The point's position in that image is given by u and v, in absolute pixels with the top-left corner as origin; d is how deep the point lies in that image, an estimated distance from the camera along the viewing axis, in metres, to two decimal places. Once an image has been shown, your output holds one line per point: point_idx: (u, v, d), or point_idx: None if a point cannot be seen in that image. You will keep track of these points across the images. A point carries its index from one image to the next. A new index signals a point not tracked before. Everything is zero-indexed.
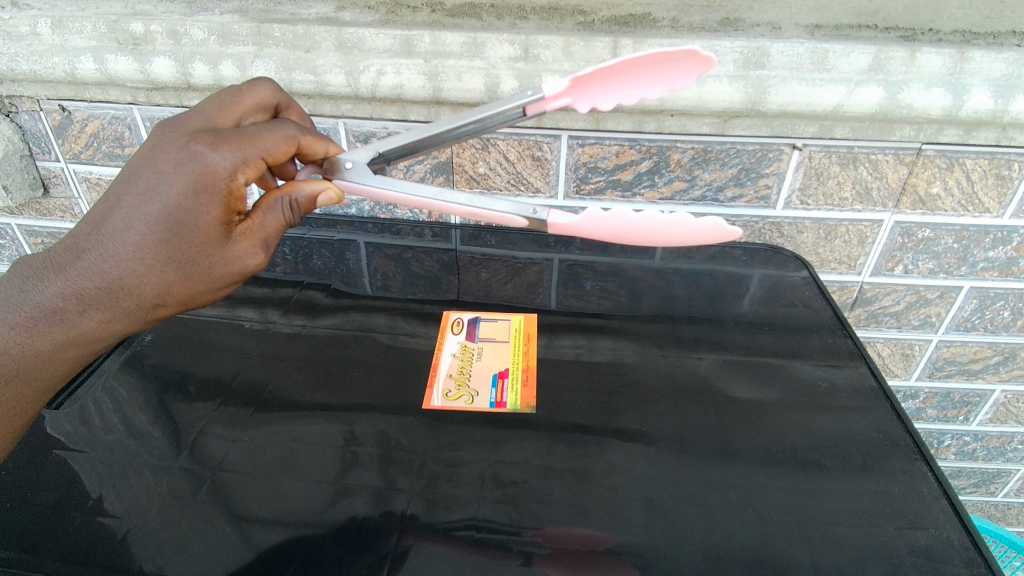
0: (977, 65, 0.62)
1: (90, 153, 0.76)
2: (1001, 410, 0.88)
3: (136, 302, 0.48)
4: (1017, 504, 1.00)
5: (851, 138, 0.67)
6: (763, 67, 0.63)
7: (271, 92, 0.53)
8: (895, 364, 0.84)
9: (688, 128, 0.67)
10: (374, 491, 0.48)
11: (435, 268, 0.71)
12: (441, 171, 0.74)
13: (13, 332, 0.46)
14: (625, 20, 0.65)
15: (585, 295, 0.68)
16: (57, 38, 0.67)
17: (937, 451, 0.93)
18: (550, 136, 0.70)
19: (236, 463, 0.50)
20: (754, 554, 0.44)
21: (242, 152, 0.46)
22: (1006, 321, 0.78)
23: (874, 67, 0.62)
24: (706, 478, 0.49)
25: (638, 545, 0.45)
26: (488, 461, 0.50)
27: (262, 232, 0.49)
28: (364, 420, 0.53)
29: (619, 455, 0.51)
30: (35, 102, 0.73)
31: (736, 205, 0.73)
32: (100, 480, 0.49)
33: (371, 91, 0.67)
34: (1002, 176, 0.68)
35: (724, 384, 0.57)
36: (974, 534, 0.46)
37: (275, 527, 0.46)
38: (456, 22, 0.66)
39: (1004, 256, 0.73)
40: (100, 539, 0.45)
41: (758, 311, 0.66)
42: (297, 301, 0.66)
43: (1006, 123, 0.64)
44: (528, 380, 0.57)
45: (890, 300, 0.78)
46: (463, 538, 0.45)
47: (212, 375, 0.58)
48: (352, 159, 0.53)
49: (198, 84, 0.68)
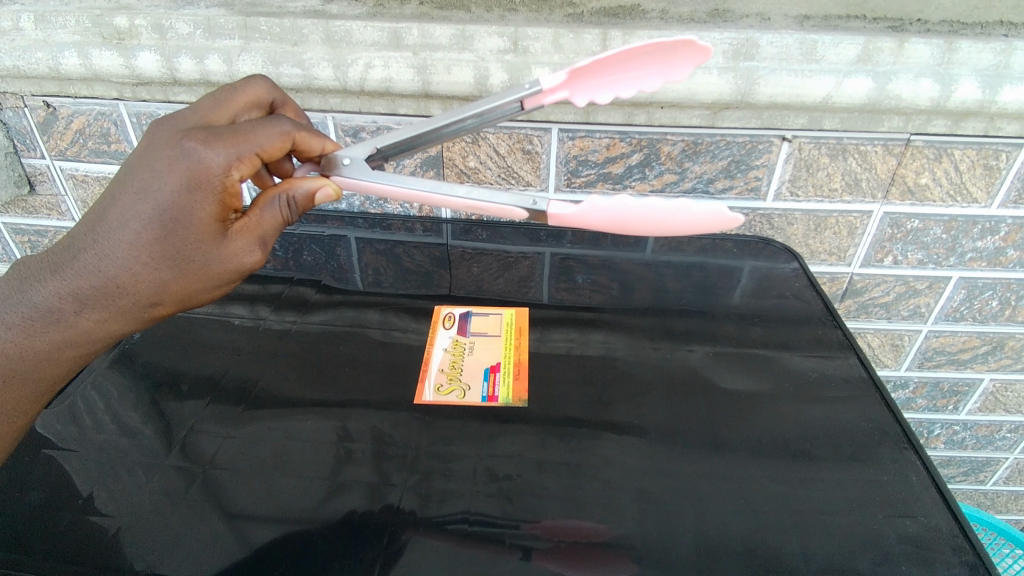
0: (965, 55, 0.62)
1: (76, 150, 0.75)
2: (990, 399, 0.88)
3: (133, 301, 0.47)
4: (1006, 492, 1.01)
5: (840, 130, 0.67)
6: (753, 58, 0.63)
7: (265, 89, 0.53)
8: (885, 355, 0.84)
9: (679, 120, 0.67)
10: (368, 486, 0.48)
11: (427, 263, 0.71)
12: (430, 165, 0.74)
13: (11, 334, 0.46)
14: (615, 11, 0.65)
15: (577, 289, 0.68)
16: (40, 33, 0.66)
17: (926, 441, 0.94)
18: (540, 129, 0.70)
19: (229, 460, 0.50)
20: (745, 544, 0.45)
21: (236, 148, 0.45)
22: (994, 311, 0.79)
23: (863, 58, 0.62)
24: (698, 469, 0.49)
25: (631, 537, 0.45)
26: (481, 456, 0.50)
27: (259, 230, 0.48)
28: (357, 416, 0.53)
29: (613, 448, 0.51)
30: (19, 98, 0.72)
31: (726, 197, 0.73)
32: (92, 479, 0.49)
33: (359, 84, 0.66)
34: (990, 166, 0.68)
35: (715, 375, 0.57)
36: (963, 521, 0.46)
37: (269, 523, 0.46)
38: (444, 14, 0.65)
39: (992, 246, 0.73)
40: (92, 539, 0.45)
41: (749, 303, 0.66)
42: (288, 298, 0.66)
43: (994, 113, 0.64)
44: (519, 373, 0.57)
45: (880, 291, 0.78)
46: (460, 531, 0.45)
47: (204, 373, 0.57)
48: (350, 155, 0.52)
49: (185, 79, 0.67)
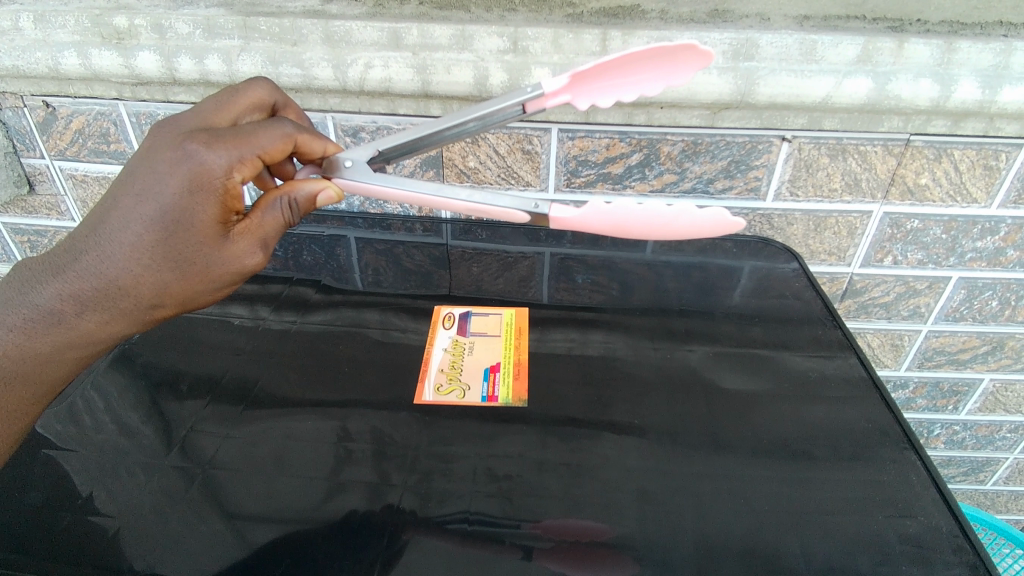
0: (965, 55, 0.62)
1: (75, 149, 0.75)
2: (990, 399, 0.88)
3: (134, 303, 0.47)
4: (1006, 492, 1.01)
5: (839, 130, 0.67)
6: (752, 58, 0.63)
7: (267, 91, 0.53)
8: (885, 355, 0.84)
9: (679, 120, 0.67)
10: (368, 486, 0.48)
11: (427, 263, 0.71)
12: (430, 165, 0.74)
13: (12, 335, 0.46)
14: (615, 11, 0.64)
15: (577, 289, 0.68)
16: (39, 32, 0.66)
17: (926, 441, 0.94)
18: (540, 129, 0.70)
19: (230, 460, 0.50)
20: (745, 544, 0.45)
21: (237, 150, 0.45)
22: (994, 311, 0.79)
23: (862, 58, 0.62)
24: (699, 469, 0.49)
25: (631, 537, 0.45)
26: (481, 456, 0.50)
27: (260, 231, 0.48)
28: (357, 416, 0.53)
29: (613, 448, 0.51)
30: (18, 98, 0.72)
31: (726, 197, 0.73)
32: (91, 479, 0.49)
33: (359, 84, 0.66)
34: (990, 166, 0.68)
35: (715, 375, 0.57)
36: (964, 521, 0.46)
37: (269, 524, 0.45)
38: (444, 14, 0.65)
39: (992, 247, 0.73)
40: (92, 539, 0.45)
41: (749, 303, 0.66)
42: (288, 298, 0.66)
43: (994, 113, 0.64)
44: (519, 373, 0.57)
45: (879, 291, 0.78)
46: (460, 531, 0.45)
47: (204, 373, 0.57)
48: (351, 157, 0.52)
49: (184, 79, 0.67)
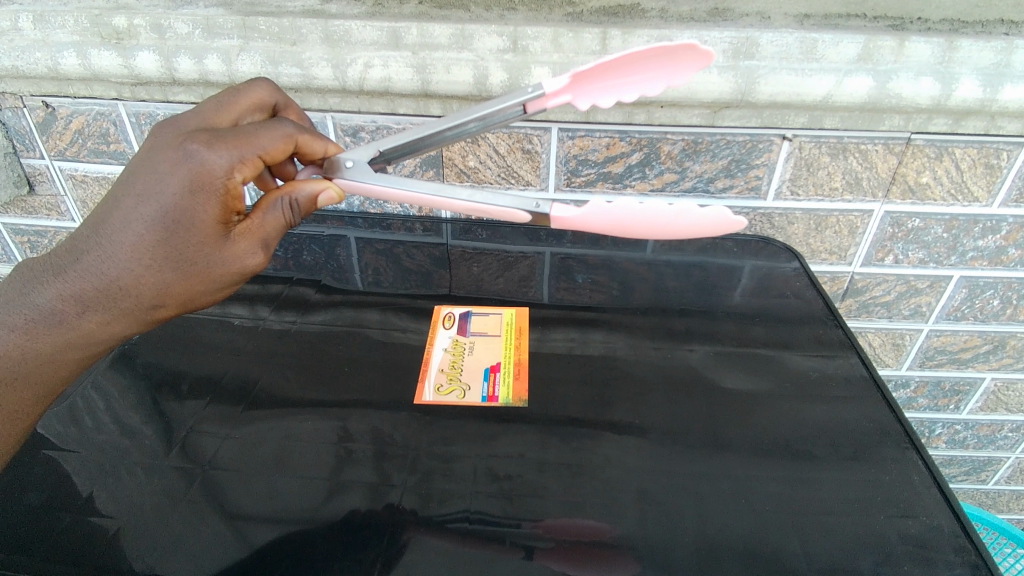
0: (965, 54, 0.62)
1: (75, 150, 0.75)
2: (991, 398, 0.88)
3: (134, 303, 0.47)
4: (1008, 491, 1.01)
5: (840, 129, 0.67)
6: (752, 57, 0.63)
7: (269, 92, 0.53)
8: (886, 355, 0.84)
9: (679, 119, 0.67)
10: (368, 487, 0.48)
11: (427, 263, 0.71)
12: (430, 165, 0.74)
13: (13, 336, 0.46)
14: (615, 10, 0.64)
15: (577, 288, 0.68)
16: (39, 32, 0.66)
17: (928, 440, 0.94)
18: (540, 129, 0.70)
19: (230, 460, 0.50)
20: (746, 544, 0.44)
21: (238, 151, 0.45)
22: (995, 310, 0.79)
23: (863, 57, 0.62)
24: (699, 469, 0.49)
25: (632, 537, 0.45)
26: (482, 456, 0.50)
27: (261, 232, 0.48)
28: (357, 416, 0.53)
29: (614, 448, 0.51)
30: (18, 98, 0.72)
31: (727, 196, 0.73)
32: (92, 480, 0.49)
33: (358, 83, 0.66)
34: (991, 165, 0.68)
35: (716, 375, 0.57)
36: (965, 521, 0.46)
37: (270, 524, 0.45)
38: (444, 13, 0.65)
39: (993, 245, 0.73)
40: (93, 539, 0.45)
41: (749, 302, 0.66)
42: (288, 298, 0.65)
43: (995, 111, 0.64)
44: (519, 373, 0.57)
45: (880, 291, 0.78)
46: (461, 530, 0.45)
47: (204, 373, 0.57)
48: (352, 158, 0.52)
49: (184, 79, 0.67)
